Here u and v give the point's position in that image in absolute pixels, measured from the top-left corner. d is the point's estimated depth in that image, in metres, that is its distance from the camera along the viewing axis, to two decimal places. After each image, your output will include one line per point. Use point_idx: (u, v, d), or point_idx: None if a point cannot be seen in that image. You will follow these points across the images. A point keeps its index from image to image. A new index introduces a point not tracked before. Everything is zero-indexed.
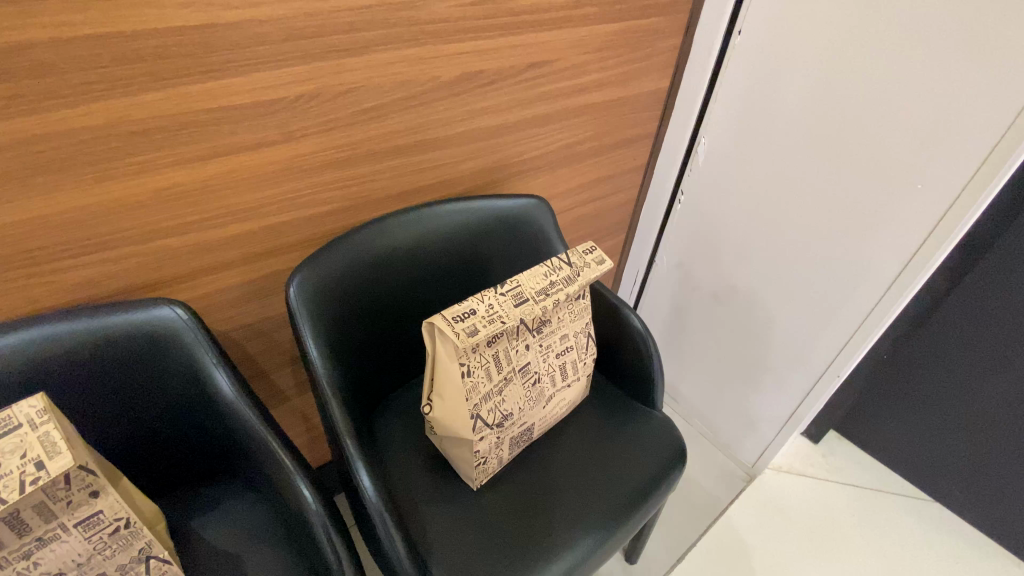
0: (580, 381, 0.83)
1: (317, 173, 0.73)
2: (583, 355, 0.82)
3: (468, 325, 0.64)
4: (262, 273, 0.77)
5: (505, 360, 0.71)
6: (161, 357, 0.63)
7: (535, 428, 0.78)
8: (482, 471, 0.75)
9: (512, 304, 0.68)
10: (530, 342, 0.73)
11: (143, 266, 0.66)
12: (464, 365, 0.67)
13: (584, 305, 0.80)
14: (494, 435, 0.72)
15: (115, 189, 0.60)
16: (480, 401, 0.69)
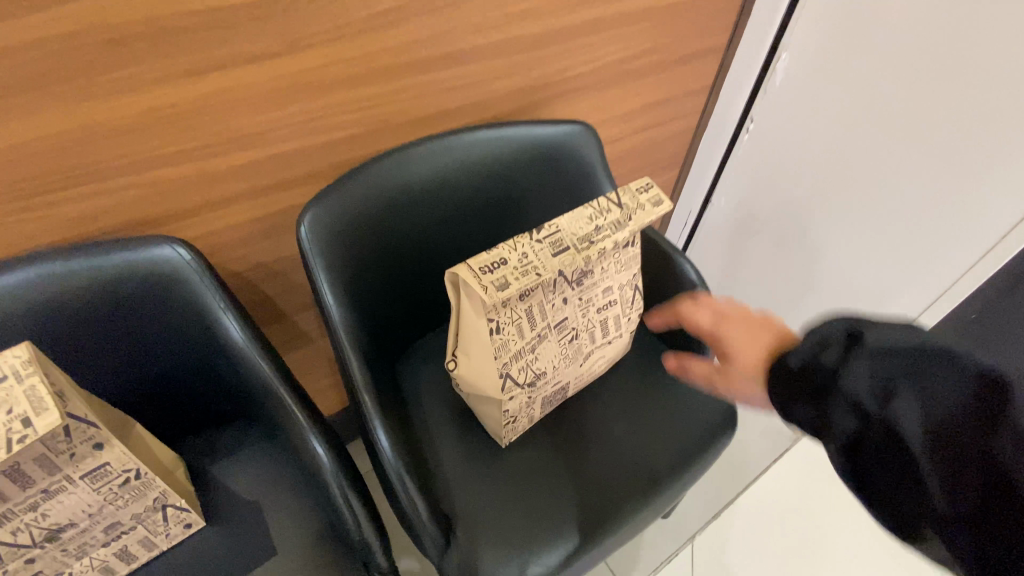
0: (623, 338, 0.75)
1: (329, 92, 0.63)
2: (627, 310, 0.73)
3: (499, 278, 0.56)
4: (274, 208, 0.70)
5: (540, 317, 0.63)
6: (166, 302, 0.57)
7: (569, 387, 0.72)
8: (510, 430, 0.69)
9: (550, 253, 0.59)
10: (569, 296, 0.65)
11: (142, 200, 0.60)
12: (495, 321, 0.59)
13: (632, 254, 0.70)
14: (524, 396, 0.66)
15: (101, 110, 0.52)
16: (511, 360, 0.62)
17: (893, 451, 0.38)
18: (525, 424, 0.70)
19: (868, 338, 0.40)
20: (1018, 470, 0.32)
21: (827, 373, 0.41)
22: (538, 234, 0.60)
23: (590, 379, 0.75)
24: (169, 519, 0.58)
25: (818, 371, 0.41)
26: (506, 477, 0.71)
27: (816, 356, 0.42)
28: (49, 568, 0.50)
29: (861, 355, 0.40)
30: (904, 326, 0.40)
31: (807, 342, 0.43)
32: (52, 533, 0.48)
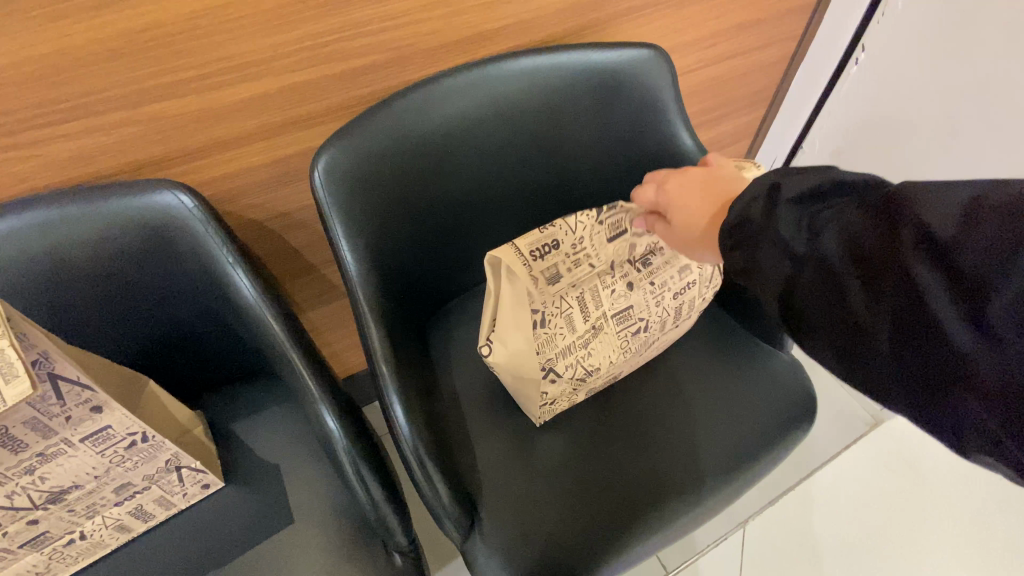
0: (690, 318, 0.66)
1: (342, 10, 0.53)
2: (705, 289, 0.65)
3: (550, 264, 0.54)
4: (291, 150, 0.63)
5: (603, 305, 0.58)
6: (171, 255, 0.52)
7: (623, 370, 0.64)
8: (547, 414, 0.63)
9: (604, 237, 0.56)
10: (634, 281, 0.59)
11: (142, 139, 0.54)
12: (545, 311, 0.55)
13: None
14: (567, 386, 0.59)
15: (80, 31, 0.45)
16: (558, 354, 0.57)
17: (820, 283, 0.38)
18: (566, 405, 0.64)
19: (789, 182, 0.41)
20: (914, 266, 0.33)
21: (754, 225, 0.42)
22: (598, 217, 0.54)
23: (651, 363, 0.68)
24: (185, 480, 0.55)
25: (750, 225, 0.42)
26: (536, 456, 0.65)
27: (746, 213, 0.42)
28: (57, 528, 0.49)
29: (779, 201, 0.40)
30: (823, 170, 0.41)
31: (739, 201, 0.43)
32: (56, 494, 0.47)
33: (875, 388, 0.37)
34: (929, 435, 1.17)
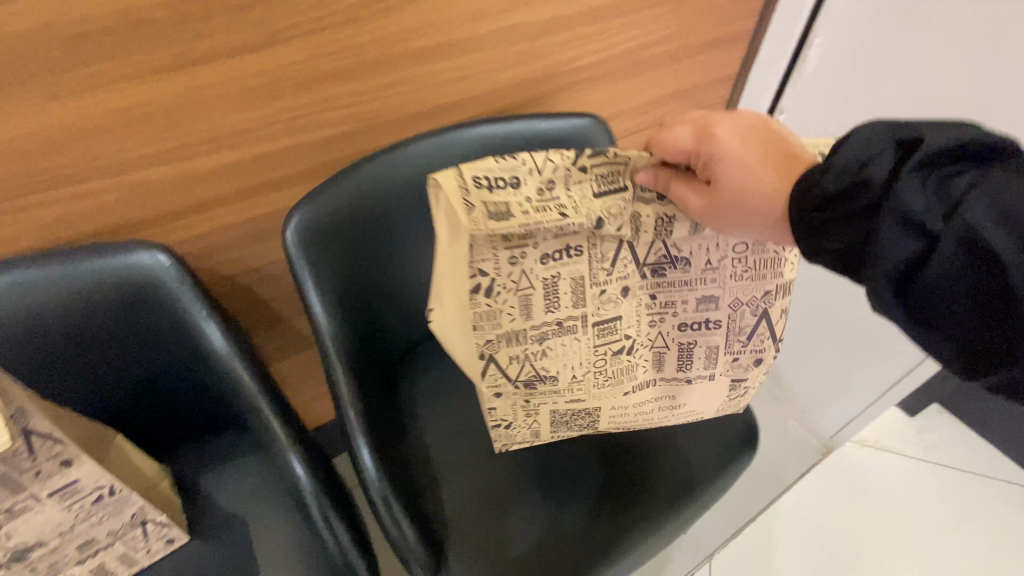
0: (709, 381, 0.62)
1: (312, 88, 0.60)
2: (730, 339, 0.59)
3: (500, 206, 0.46)
4: (265, 211, 0.67)
5: (574, 292, 0.52)
6: (145, 311, 0.55)
7: (603, 410, 0.61)
8: (502, 436, 0.62)
9: (591, 190, 0.48)
10: (631, 289, 0.54)
11: (123, 204, 0.58)
12: (492, 281, 0.49)
13: (765, 258, 0.54)
14: (518, 398, 0.57)
15: (70, 111, 0.50)
16: (501, 338, 0.53)
17: (964, 266, 0.38)
18: (527, 437, 0.62)
19: (925, 141, 0.38)
20: None
21: (873, 191, 0.40)
22: (587, 164, 0.47)
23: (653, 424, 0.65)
24: (150, 535, 0.55)
25: (867, 190, 0.40)
26: (499, 496, 0.68)
27: (863, 174, 0.40)
28: None
29: (908, 166, 0.38)
30: (956, 124, 0.39)
31: (844, 152, 0.41)
32: (21, 551, 0.47)
33: (999, 377, 0.39)
34: (879, 461, 1.23)
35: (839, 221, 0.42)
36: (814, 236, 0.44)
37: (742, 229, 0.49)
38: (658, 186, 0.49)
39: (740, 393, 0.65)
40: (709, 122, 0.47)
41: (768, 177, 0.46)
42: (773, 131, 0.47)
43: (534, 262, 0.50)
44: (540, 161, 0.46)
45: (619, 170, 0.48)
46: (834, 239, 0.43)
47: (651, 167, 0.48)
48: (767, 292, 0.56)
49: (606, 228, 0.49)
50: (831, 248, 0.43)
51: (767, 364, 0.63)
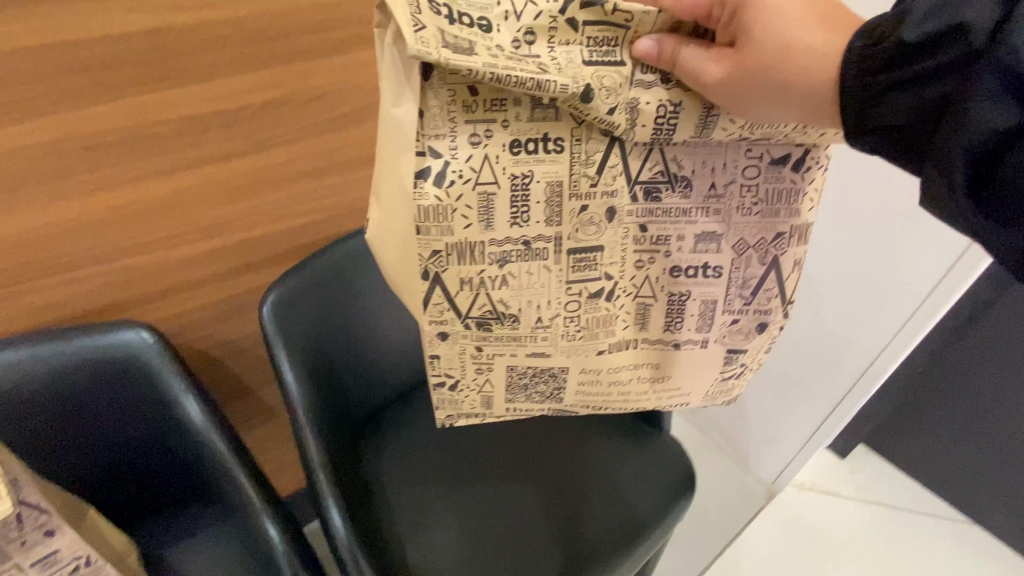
0: (699, 349, 0.50)
1: (290, 183, 0.70)
2: (732, 295, 0.48)
3: (461, 41, 0.35)
4: (240, 289, 0.74)
5: (549, 203, 0.41)
6: (126, 386, 0.59)
7: (569, 376, 0.48)
8: (446, 401, 0.48)
9: (580, 56, 0.38)
10: (618, 212, 0.43)
11: (109, 288, 0.63)
12: (445, 164, 0.38)
13: (779, 188, 0.44)
14: (470, 344, 0.45)
15: (73, 208, 0.57)
16: (453, 252, 0.41)
17: None
18: (477, 405, 0.49)
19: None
20: None
21: (976, 42, 0.31)
22: (578, 18, 0.37)
23: (630, 403, 0.52)
24: None
25: (941, 51, 0.33)
26: (463, 550, 0.72)
27: (957, 19, 0.32)
28: None
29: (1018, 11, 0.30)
30: None
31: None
32: None
33: None
34: (819, 503, 1.30)
35: (907, 88, 0.35)
36: (873, 109, 0.36)
37: (772, 113, 0.39)
38: (664, 63, 0.38)
39: (733, 371, 0.53)
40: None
41: (804, 37, 0.38)
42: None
43: (501, 149, 0.39)
44: (518, 1, 0.36)
45: (618, 36, 0.38)
46: (892, 110, 0.36)
47: (656, 34, 0.38)
48: (780, 236, 0.46)
49: (594, 104, 0.38)
50: (888, 125, 0.36)
51: (771, 333, 0.51)
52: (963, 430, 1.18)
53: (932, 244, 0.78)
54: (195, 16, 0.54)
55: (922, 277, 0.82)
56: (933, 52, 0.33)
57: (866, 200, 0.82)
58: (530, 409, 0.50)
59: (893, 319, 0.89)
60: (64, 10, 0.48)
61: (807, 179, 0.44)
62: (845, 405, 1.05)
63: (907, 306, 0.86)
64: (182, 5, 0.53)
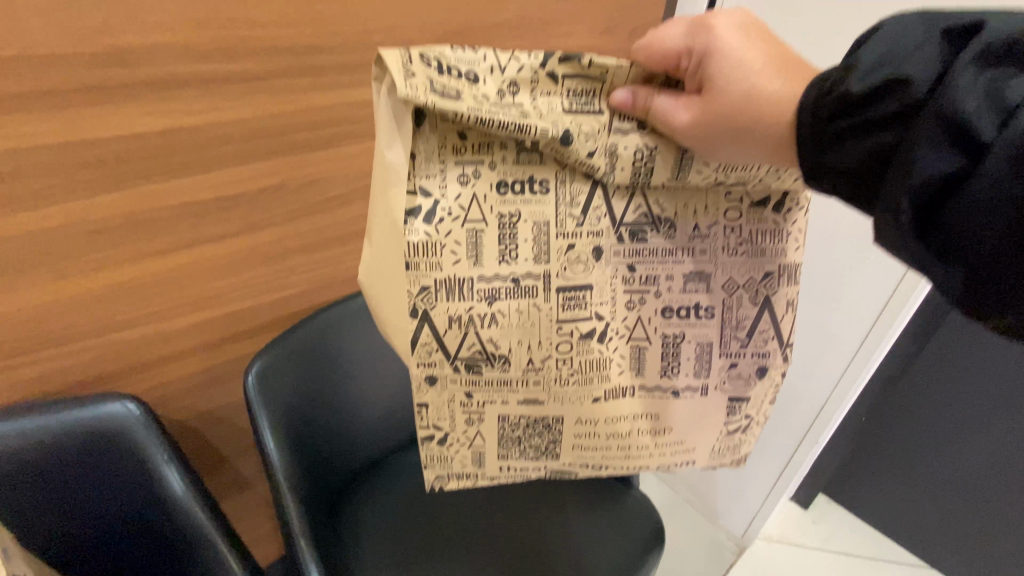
0: (700, 397, 0.54)
1: (280, 259, 0.76)
2: (726, 336, 0.52)
3: (449, 89, 0.41)
4: (225, 358, 0.78)
5: (536, 241, 0.46)
6: (109, 458, 0.60)
7: (565, 426, 0.52)
8: (435, 458, 0.52)
9: (561, 106, 0.44)
10: (605, 252, 0.48)
11: (98, 360, 0.66)
12: (435, 204, 0.44)
13: (763, 229, 0.50)
14: (459, 391, 0.49)
15: (74, 286, 0.61)
16: (441, 287, 0.46)
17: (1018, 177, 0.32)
18: (468, 463, 0.53)
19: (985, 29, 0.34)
20: None
21: (916, 93, 0.35)
22: (557, 71, 0.44)
23: (630, 457, 0.54)
24: None
25: (888, 98, 0.36)
26: None
27: (900, 72, 0.36)
28: None
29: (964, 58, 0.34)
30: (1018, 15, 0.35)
31: (874, 47, 0.37)
32: None
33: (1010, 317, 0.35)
34: (783, 555, 1.32)
35: (858, 133, 0.38)
36: (829, 153, 0.40)
37: (738, 154, 0.45)
38: (639, 110, 0.45)
39: (738, 424, 0.56)
40: (705, 16, 0.44)
41: (763, 86, 0.43)
42: (768, 37, 0.45)
43: (489, 189, 0.45)
44: (502, 59, 0.43)
45: (596, 89, 0.45)
46: (845, 154, 0.39)
47: (630, 85, 0.45)
48: (769, 275, 0.51)
49: (575, 147, 0.44)
50: (843, 168, 0.40)
51: (771, 379, 0.55)
52: (907, 485, 1.25)
53: (874, 270, 0.88)
54: (204, 118, 0.62)
55: (870, 303, 0.90)
56: (879, 101, 0.37)
57: (834, 236, 0.89)
58: (525, 467, 0.54)
59: (846, 346, 0.96)
60: (88, 114, 0.55)
61: (788, 220, 0.50)
62: (806, 445, 1.11)
63: (859, 332, 0.94)
64: (195, 109, 0.61)
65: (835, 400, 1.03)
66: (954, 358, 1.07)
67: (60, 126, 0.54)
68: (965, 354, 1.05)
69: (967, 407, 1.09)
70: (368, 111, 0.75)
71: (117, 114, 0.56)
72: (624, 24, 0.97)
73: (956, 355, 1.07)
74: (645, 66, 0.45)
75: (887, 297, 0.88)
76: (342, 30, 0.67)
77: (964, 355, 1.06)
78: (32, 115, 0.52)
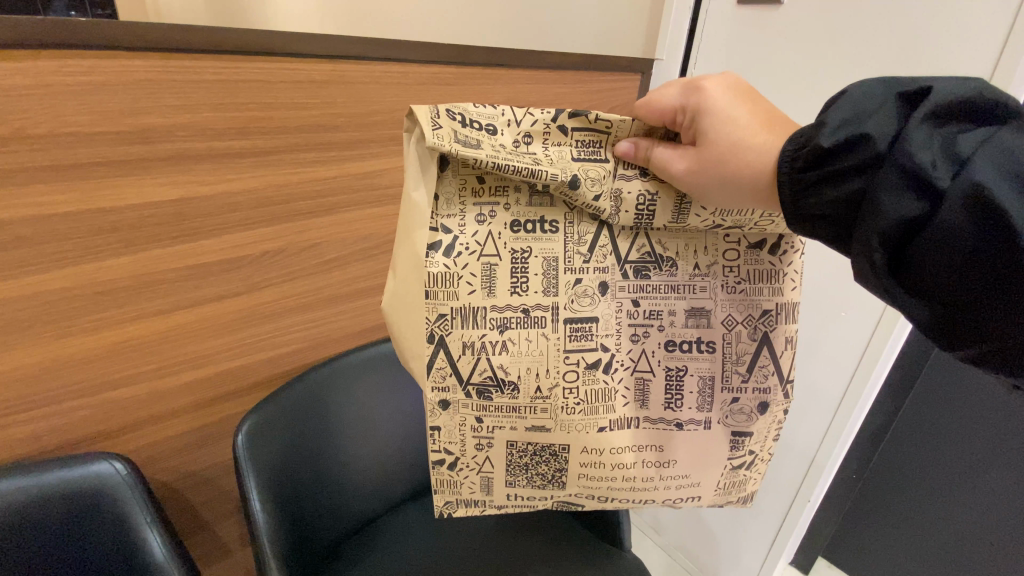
0: (703, 430, 0.55)
1: (276, 317, 0.79)
2: (727, 370, 0.55)
3: (470, 139, 0.46)
4: (214, 417, 0.78)
5: (545, 275, 0.50)
6: (90, 521, 0.59)
7: (571, 456, 0.53)
8: (445, 484, 0.54)
9: (570, 154, 0.49)
10: (610, 287, 0.52)
11: (90, 418, 0.67)
12: (454, 239, 0.49)
13: (760, 269, 0.53)
14: (470, 415, 0.51)
15: (73, 345, 0.63)
16: (456, 316, 0.49)
17: (973, 220, 0.34)
18: (477, 490, 0.55)
19: (931, 93, 0.38)
20: None
21: (876, 147, 0.39)
22: (566, 125, 0.49)
23: (636, 489, 0.55)
24: None
25: (853, 150, 0.40)
26: None
27: (861, 130, 0.39)
28: None
29: (912, 118, 0.37)
30: (961, 79, 0.39)
31: (841, 107, 0.41)
32: None
33: (984, 346, 0.37)
34: None
35: (831, 183, 0.42)
36: (805, 200, 0.43)
37: (731, 199, 0.48)
38: (640, 159, 0.49)
39: (743, 460, 0.57)
40: (697, 78, 0.49)
41: (749, 138, 0.47)
42: (754, 96, 0.50)
43: (503, 227, 0.50)
44: (518, 114, 0.49)
45: (601, 140, 0.50)
46: (821, 201, 0.43)
47: (632, 138, 0.50)
48: (767, 313, 0.54)
49: (581, 191, 0.48)
50: (821, 213, 0.43)
51: (773, 415, 0.56)
52: (905, 545, 1.23)
53: (852, 315, 0.90)
54: (213, 189, 0.67)
55: (848, 353, 0.93)
56: (845, 154, 0.40)
57: (820, 280, 0.93)
58: (532, 495, 0.55)
59: (832, 395, 0.98)
60: (108, 185, 0.59)
61: (785, 261, 0.54)
62: (798, 503, 1.09)
63: (842, 377, 0.96)
64: (207, 180, 0.66)
65: (826, 447, 1.02)
66: (936, 412, 1.08)
67: (78, 196, 0.58)
68: (946, 409, 1.06)
69: (954, 462, 1.09)
70: (367, 182, 0.82)
71: (133, 186, 0.61)
72: (602, 105, 1.07)
73: (937, 410, 1.07)
74: (646, 121, 0.50)
75: (863, 349, 0.91)
76: (348, 113, 0.74)
77: (946, 409, 1.07)
78: (53, 186, 0.56)
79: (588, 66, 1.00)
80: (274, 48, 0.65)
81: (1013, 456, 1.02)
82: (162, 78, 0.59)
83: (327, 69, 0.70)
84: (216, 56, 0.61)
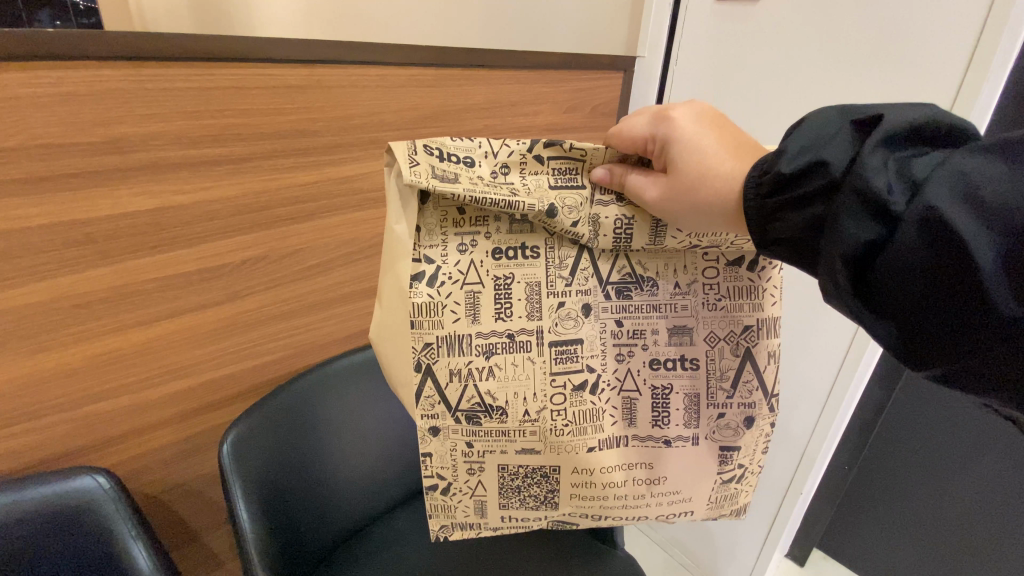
0: (691, 446, 0.55)
1: (258, 326, 0.79)
2: (712, 387, 0.54)
3: (448, 173, 0.46)
4: (198, 428, 0.78)
5: (529, 300, 0.50)
6: (73, 538, 0.59)
7: (561, 476, 0.53)
8: (439, 507, 0.53)
9: (546, 182, 0.49)
10: (594, 308, 0.52)
11: (72, 433, 0.66)
12: (437, 269, 0.49)
13: (740, 285, 0.53)
14: (460, 441, 0.51)
15: (51, 360, 0.62)
16: (442, 344, 0.49)
17: (930, 244, 0.34)
18: (471, 513, 0.54)
19: (884, 120, 0.38)
20: None
21: (835, 172, 0.39)
22: (543, 154, 0.49)
23: (628, 507, 0.55)
24: None
25: (813, 175, 0.40)
26: None
27: (820, 156, 0.39)
28: None
29: (866, 144, 0.37)
30: (915, 106, 0.39)
31: (800, 135, 0.41)
32: None
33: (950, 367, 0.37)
34: None
35: (796, 208, 0.41)
36: (772, 224, 0.43)
37: (706, 225, 0.48)
38: (615, 185, 0.49)
39: (732, 474, 0.57)
40: (667, 107, 0.49)
41: (720, 161, 0.47)
42: (724, 122, 0.50)
43: (484, 256, 0.49)
44: (494, 145, 0.49)
45: (577, 167, 0.50)
46: (786, 225, 0.42)
47: (606, 164, 0.50)
48: (748, 328, 0.54)
49: (560, 219, 0.49)
50: (787, 235, 0.43)
51: (760, 428, 0.56)
52: (897, 537, 1.23)
53: (837, 319, 0.91)
54: (192, 198, 0.66)
55: (835, 351, 0.93)
56: (806, 179, 0.40)
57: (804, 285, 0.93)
58: (526, 516, 0.55)
59: (817, 395, 0.99)
60: (81, 198, 0.59)
61: (763, 277, 0.53)
62: (789, 500, 1.10)
63: (827, 377, 0.97)
64: (184, 190, 0.65)
65: (816, 445, 1.02)
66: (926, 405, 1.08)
67: (53, 209, 0.57)
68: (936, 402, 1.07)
69: (944, 454, 1.10)
70: (350, 186, 0.81)
71: (109, 197, 0.60)
72: (584, 102, 1.07)
73: (926, 403, 1.08)
74: (618, 149, 0.50)
75: (846, 349, 0.92)
76: (327, 117, 0.74)
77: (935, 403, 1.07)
78: (26, 199, 0.56)
79: (569, 65, 0.99)
80: (248, 53, 0.64)
81: (1002, 450, 1.03)
82: (132, 86, 0.58)
83: (303, 74, 0.70)
84: (187, 63, 0.61)
